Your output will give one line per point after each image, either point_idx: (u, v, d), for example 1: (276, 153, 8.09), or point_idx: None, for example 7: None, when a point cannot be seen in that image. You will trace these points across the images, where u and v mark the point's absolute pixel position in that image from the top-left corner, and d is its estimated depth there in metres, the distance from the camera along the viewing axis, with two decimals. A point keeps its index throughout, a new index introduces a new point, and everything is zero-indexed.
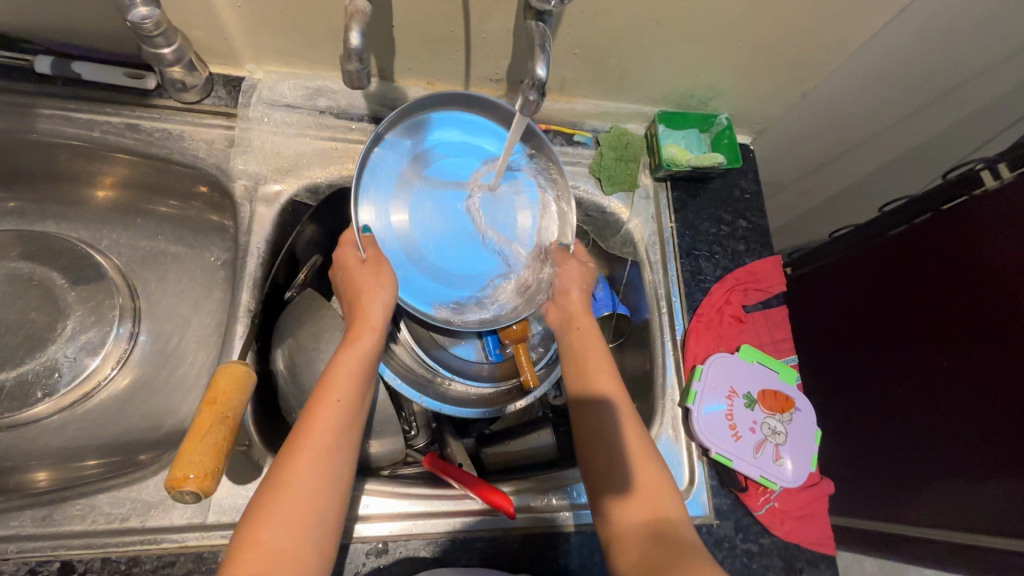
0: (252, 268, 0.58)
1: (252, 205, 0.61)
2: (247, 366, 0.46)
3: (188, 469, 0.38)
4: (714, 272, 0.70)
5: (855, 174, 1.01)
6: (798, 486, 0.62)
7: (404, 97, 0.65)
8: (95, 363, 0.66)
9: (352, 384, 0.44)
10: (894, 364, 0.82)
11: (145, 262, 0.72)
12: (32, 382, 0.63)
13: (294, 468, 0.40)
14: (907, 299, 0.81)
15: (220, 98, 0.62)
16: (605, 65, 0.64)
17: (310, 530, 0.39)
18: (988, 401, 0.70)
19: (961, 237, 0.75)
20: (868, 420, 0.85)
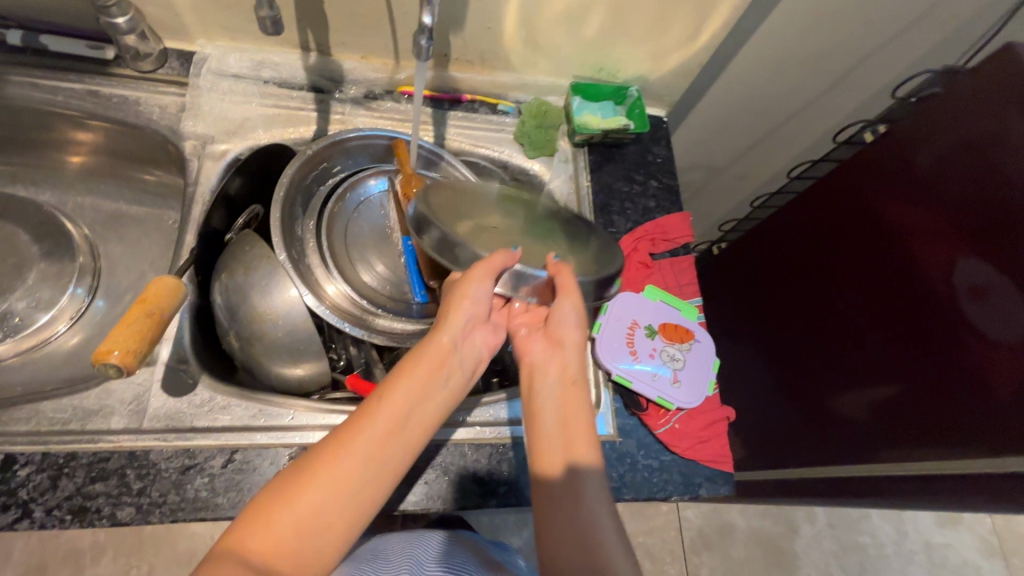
0: (195, 213, 0.65)
1: (200, 160, 0.68)
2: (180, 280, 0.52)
3: (112, 345, 0.44)
4: (625, 224, 0.77)
5: (778, 155, 1.10)
6: (698, 410, 0.67)
7: (340, 69, 0.73)
8: (48, 316, 0.71)
9: (405, 415, 0.47)
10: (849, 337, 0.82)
11: (108, 225, 0.79)
12: None
13: (333, 467, 0.43)
14: (850, 272, 0.84)
15: (174, 69, 0.70)
16: (517, 38, 0.72)
17: (315, 536, 0.41)
18: (916, 353, 0.72)
19: (885, 206, 0.79)
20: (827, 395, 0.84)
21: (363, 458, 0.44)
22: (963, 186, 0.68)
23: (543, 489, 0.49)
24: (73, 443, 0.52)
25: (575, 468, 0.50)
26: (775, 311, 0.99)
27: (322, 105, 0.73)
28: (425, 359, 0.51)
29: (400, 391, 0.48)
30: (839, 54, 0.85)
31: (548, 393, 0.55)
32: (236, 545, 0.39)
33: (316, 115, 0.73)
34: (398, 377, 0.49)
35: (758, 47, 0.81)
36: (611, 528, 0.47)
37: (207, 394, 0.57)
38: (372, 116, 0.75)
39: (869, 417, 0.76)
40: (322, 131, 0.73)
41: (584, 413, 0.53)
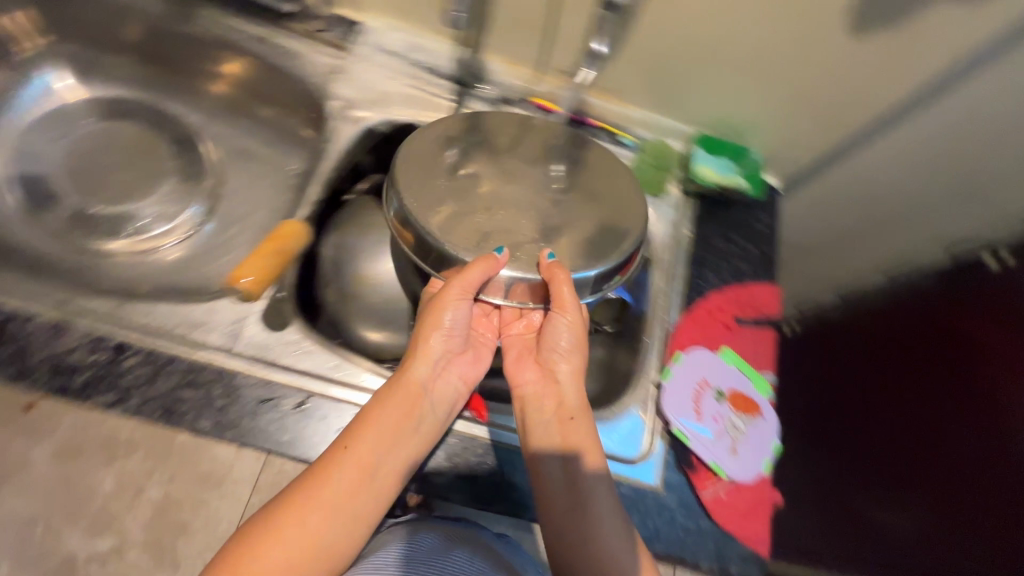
0: (326, 168, 0.70)
1: (338, 122, 0.72)
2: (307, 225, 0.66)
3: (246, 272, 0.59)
4: (716, 281, 0.76)
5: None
6: (746, 484, 0.65)
7: (484, 68, 0.77)
8: (165, 228, 0.76)
9: (373, 456, 0.51)
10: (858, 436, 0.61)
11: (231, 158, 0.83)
12: (123, 220, 0.75)
13: (306, 513, 0.46)
14: None
15: (338, 34, 0.74)
16: (661, 76, 0.75)
17: (304, 565, 0.45)
18: None
19: None
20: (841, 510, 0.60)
21: (331, 509, 0.47)
22: None
23: (547, 494, 0.54)
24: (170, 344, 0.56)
25: (579, 482, 0.54)
26: None
27: (460, 97, 0.76)
28: (391, 405, 0.54)
29: (369, 430, 0.52)
30: None
31: (543, 418, 0.58)
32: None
33: (451, 106, 0.76)
34: (362, 422, 0.53)
35: None
36: (622, 533, 0.52)
37: (297, 336, 0.60)
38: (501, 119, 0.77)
39: None
40: None
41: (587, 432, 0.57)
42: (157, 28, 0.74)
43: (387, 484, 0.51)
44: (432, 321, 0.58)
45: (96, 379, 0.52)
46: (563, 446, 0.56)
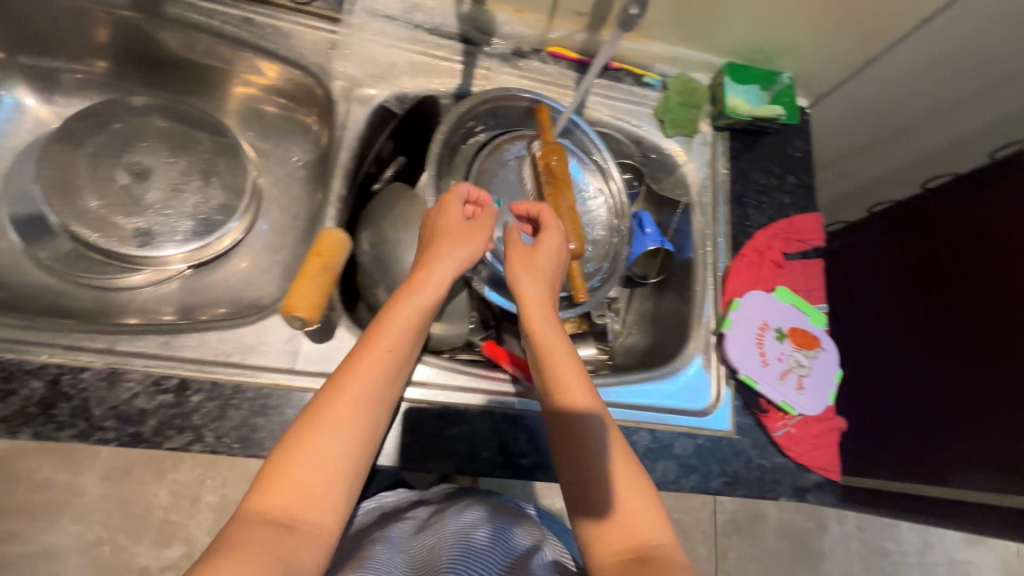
0: (343, 160, 0.64)
1: (347, 104, 0.66)
2: (342, 234, 0.53)
3: (303, 303, 0.46)
4: (759, 220, 0.75)
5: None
6: (814, 417, 0.67)
7: (492, 21, 0.70)
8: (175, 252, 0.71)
9: (353, 378, 0.45)
10: (939, 361, 0.70)
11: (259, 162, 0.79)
12: (113, 259, 0.68)
13: (302, 454, 0.42)
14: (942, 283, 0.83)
15: (329, 4, 0.67)
16: (687, 8, 0.67)
17: (333, 480, 0.42)
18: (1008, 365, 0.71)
19: None
20: (943, 452, 0.67)
21: (299, 500, 0.40)
22: None
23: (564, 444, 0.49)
24: (211, 369, 0.53)
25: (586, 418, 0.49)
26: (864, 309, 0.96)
27: (469, 58, 0.71)
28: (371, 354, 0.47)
29: (359, 379, 0.45)
30: None
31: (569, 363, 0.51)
32: (260, 509, 0.39)
33: (461, 68, 0.70)
34: (362, 401, 0.45)
35: None
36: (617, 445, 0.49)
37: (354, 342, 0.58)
38: (517, 75, 0.72)
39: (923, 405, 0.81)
40: (466, 85, 0.71)
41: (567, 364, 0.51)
42: (130, 31, 0.67)
43: (366, 425, 0.45)
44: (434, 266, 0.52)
45: (384, 508, 0.62)
46: (566, 423, 0.49)
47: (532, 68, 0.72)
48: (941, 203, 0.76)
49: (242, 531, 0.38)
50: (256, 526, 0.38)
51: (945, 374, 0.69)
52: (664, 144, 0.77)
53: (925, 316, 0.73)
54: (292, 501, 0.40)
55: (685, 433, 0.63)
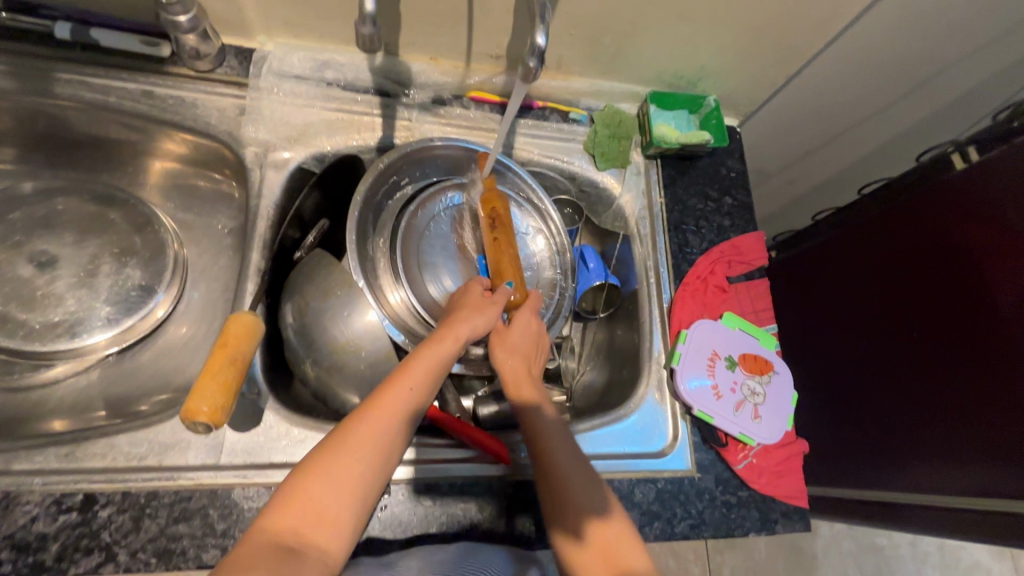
0: (261, 230, 0.61)
1: (262, 170, 0.64)
2: (253, 315, 0.50)
3: (201, 402, 0.42)
4: (700, 245, 0.74)
5: (849, 151, 1.06)
6: (775, 444, 0.66)
7: (408, 71, 0.69)
8: (93, 339, 0.66)
9: (383, 403, 0.47)
10: (928, 376, 0.81)
11: (181, 232, 0.74)
12: (25, 355, 0.64)
13: (322, 479, 0.42)
14: (898, 289, 0.87)
15: (233, 69, 0.65)
16: (600, 44, 0.67)
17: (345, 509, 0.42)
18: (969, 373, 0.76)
19: (958, 228, 0.79)
20: (903, 442, 0.83)
21: (316, 521, 0.41)
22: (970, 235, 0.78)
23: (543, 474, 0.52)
24: (123, 477, 0.49)
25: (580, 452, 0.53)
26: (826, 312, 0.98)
27: (388, 111, 0.69)
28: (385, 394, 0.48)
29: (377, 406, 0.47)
30: (922, 64, 0.81)
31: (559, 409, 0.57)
32: (274, 528, 0.40)
33: (381, 121, 0.69)
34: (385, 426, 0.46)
35: (841, 64, 0.77)
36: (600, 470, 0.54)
37: (284, 427, 0.55)
38: (440, 123, 0.70)
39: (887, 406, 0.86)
40: (387, 138, 0.69)
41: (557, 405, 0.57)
42: (22, 114, 0.63)
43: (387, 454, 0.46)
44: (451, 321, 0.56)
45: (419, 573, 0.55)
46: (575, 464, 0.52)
47: (455, 114, 0.71)
48: (850, 235, 0.97)
49: (251, 549, 0.38)
50: (272, 549, 0.38)
51: (925, 388, 0.81)
52: (597, 177, 0.76)
53: (910, 338, 0.84)
54: (306, 523, 0.41)
55: (645, 478, 0.61)
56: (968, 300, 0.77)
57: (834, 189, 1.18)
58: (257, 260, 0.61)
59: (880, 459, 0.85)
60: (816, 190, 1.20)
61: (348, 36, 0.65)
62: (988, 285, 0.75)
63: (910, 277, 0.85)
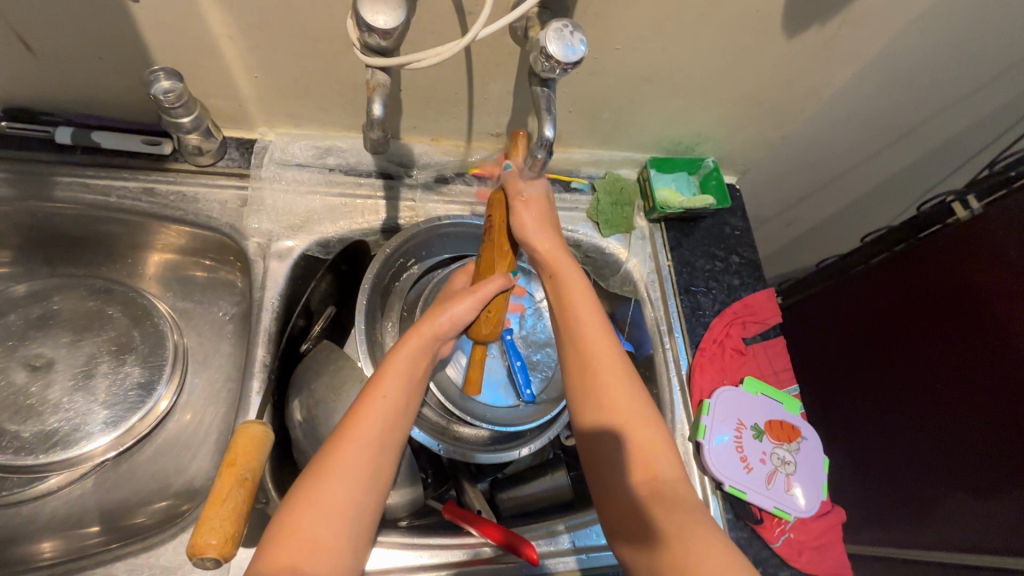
0: (266, 323, 0.60)
1: (265, 261, 0.63)
2: (263, 423, 0.48)
3: (208, 535, 0.39)
4: (712, 306, 0.72)
5: (845, 195, 1.06)
6: (811, 515, 0.63)
7: (410, 153, 0.69)
8: (91, 445, 0.63)
9: (359, 418, 0.45)
10: (947, 422, 0.81)
11: (179, 321, 0.72)
12: (17, 468, 0.61)
13: (306, 511, 0.40)
14: (909, 330, 0.87)
15: (236, 161, 0.65)
16: (599, 118, 0.68)
17: (343, 521, 0.41)
18: (989, 423, 0.76)
19: (965, 272, 0.79)
20: (920, 478, 0.84)
21: (310, 550, 0.39)
22: (980, 279, 0.77)
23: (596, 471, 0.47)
24: None
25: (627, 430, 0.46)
26: (842, 356, 0.98)
27: (392, 192, 0.69)
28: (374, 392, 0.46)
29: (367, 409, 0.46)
30: (912, 114, 0.83)
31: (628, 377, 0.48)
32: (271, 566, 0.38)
33: (385, 203, 0.68)
34: (361, 439, 0.44)
35: (834, 120, 0.79)
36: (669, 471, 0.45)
37: None
38: (444, 201, 0.70)
39: (906, 448, 0.86)
40: (392, 219, 0.68)
41: (618, 372, 0.48)
42: (19, 218, 0.62)
43: (373, 466, 0.44)
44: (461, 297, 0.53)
45: None
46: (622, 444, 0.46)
47: (458, 191, 0.71)
48: (850, 279, 0.97)
49: None
50: None
51: (944, 434, 0.81)
52: (603, 244, 0.75)
53: (925, 383, 0.84)
54: (301, 555, 0.39)
55: None
56: (980, 348, 0.77)
57: (833, 229, 1.18)
58: (263, 355, 0.58)
59: (902, 500, 0.86)
60: (816, 232, 1.19)
61: (349, 123, 0.65)
62: (999, 334, 0.74)
63: (920, 322, 0.85)
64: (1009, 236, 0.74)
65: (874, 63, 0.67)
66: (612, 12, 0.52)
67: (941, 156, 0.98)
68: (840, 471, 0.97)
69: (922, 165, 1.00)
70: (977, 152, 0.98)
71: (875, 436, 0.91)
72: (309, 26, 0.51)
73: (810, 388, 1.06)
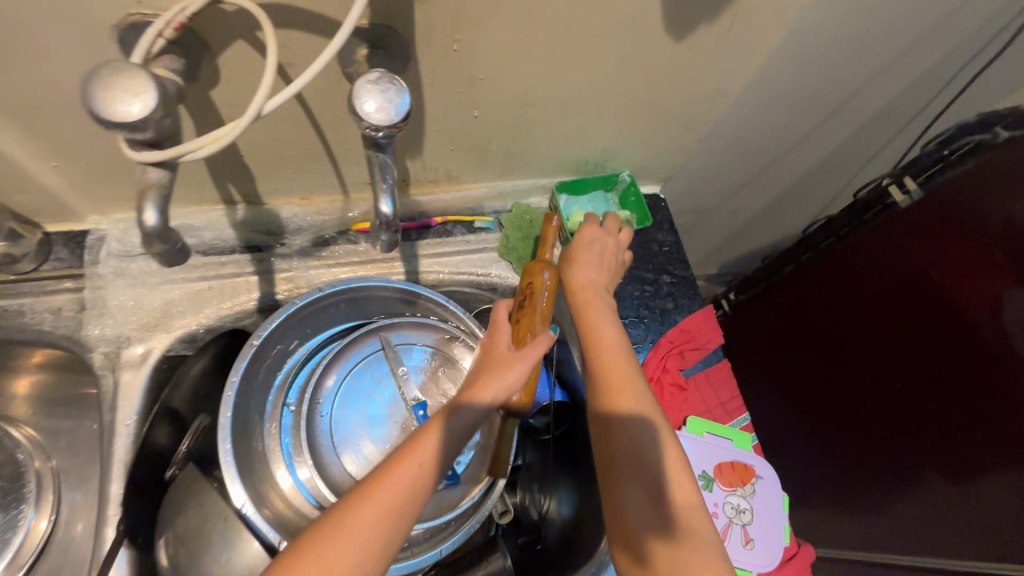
0: (121, 452, 0.50)
1: (116, 373, 0.54)
2: None
3: None
4: (646, 338, 0.64)
5: (783, 178, 1.01)
6: (774, 564, 0.58)
7: (279, 218, 0.60)
8: None
9: (381, 472, 0.38)
10: (922, 421, 0.77)
11: (45, 443, 0.63)
12: None
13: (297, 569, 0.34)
14: (858, 330, 0.83)
15: (66, 260, 0.55)
16: (487, 150, 0.60)
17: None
18: (957, 421, 0.74)
19: (910, 265, 0.75)
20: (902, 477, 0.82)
21: None
22: (926, 272, 0.73)
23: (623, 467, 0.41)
24: None
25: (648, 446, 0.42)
26: (797, 355, 0.94)
27: (263, 265, 0.60)
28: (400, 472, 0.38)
29: (394, 471, 0.38)
30: (836, 92, 0.77)
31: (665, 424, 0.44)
32: None
33: (257, 279, 0.59)
34: (370, 492, 0.37)
35: (752, 112, 0.72)
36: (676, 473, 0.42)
37: None
38: (327, 266, 0.61)
39: (879, 449, 0.85)
40: (268, 297, 0.59)
41: (628, 370, 0.45)
42: None
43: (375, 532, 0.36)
44: (513, 364, 0.42)
45: None
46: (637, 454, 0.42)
47: (342, 250, 0.62)
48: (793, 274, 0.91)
49: None
50: None
51: (925, 430, 0.78)
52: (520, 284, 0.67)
53: (893, 382, 0.80)
54: None
55: None
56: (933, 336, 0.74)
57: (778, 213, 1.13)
58: (119, 491, 0.49)
59: (886, 500, 0.86)
60: (764, 214, 1.13)
61: (196, 198, 0.56)
62: (964, 329, 0.70)
63: (869, 320, 0.82)
64: (957, 222, 0.69)
65: (782, 51, 0.60)
66: (461, 42, 0.44)
67: (874, 128, 0.92)
68: (816, 476, 0.96)
69: (861, 136, 0.93)
70: (911, 119, 0.92)
71: (843, 438, 0.90)
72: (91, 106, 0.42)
73: (766, 390, 1.02)
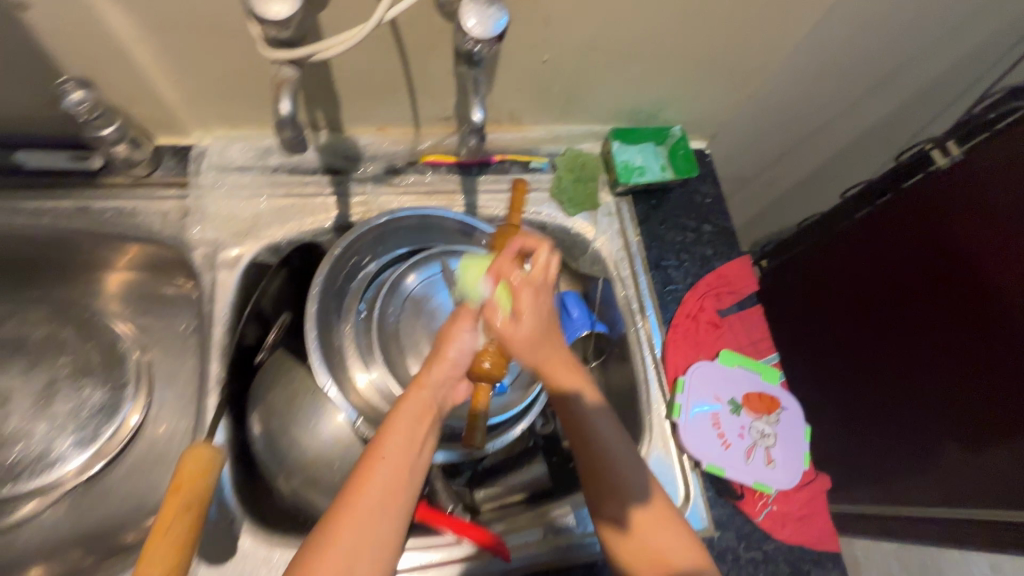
0: (218, 337, 0.58)
1: (213, 273, 0.61)
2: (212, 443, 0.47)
3: (150, 568, 0.39)
4: (684, 279, 0.70)
5: (827, 147, 1.02)
6: (794, 486, 0.62)
7: (356, 146, 0.66)
8: (63, 468, 0.64)
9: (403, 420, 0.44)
10: (948, 370, 0.76)
11: (139, 338, 0.70)
12: None
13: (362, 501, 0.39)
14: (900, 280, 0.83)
15: (172, 170, 0.62)
16: (550, 92, 0.64)
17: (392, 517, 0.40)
18: (987, 368, 0.72)
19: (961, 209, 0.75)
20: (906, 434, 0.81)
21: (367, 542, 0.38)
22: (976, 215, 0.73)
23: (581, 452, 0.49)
24: None
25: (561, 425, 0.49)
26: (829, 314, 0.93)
27: (340, 187, 0.66)
28: (434, 372, 0.47)
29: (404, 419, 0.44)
30: (888, 58, 0.78)
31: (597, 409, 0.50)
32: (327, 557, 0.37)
33: (335, 200, 0.65)
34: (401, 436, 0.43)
35: (803, 73, 0.74)
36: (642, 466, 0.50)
37: (260, 553, 0.51)
38: (397, 193, 0.67)
39: (895, 403, 0.83)
40: (343, 217, 0.66)
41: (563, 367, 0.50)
42: None
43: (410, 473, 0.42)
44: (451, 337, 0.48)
45: None
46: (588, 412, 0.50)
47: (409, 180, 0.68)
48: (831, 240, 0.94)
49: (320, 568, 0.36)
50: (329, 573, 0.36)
51: (952, 383, 0.76)
52: (569, 224, 0.72)
53: (925, 328, 0.79)
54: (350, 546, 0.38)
55: None
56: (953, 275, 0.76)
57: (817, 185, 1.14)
58: (217, 370, 0.57)
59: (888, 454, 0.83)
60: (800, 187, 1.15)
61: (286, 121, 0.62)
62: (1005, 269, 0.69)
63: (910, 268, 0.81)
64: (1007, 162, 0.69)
65: (839, 10, 0.62)
66: None
67: (923, 101, 0.93)
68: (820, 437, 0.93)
69: (908, 109, 0.95)
70: (961, 94, 0.93)
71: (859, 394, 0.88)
72: (218, 23, 0.48)
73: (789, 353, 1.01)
